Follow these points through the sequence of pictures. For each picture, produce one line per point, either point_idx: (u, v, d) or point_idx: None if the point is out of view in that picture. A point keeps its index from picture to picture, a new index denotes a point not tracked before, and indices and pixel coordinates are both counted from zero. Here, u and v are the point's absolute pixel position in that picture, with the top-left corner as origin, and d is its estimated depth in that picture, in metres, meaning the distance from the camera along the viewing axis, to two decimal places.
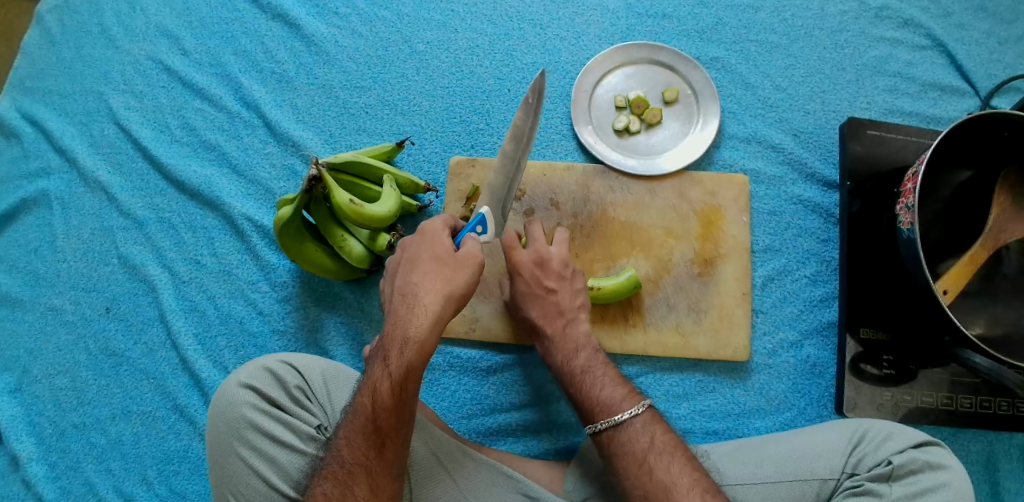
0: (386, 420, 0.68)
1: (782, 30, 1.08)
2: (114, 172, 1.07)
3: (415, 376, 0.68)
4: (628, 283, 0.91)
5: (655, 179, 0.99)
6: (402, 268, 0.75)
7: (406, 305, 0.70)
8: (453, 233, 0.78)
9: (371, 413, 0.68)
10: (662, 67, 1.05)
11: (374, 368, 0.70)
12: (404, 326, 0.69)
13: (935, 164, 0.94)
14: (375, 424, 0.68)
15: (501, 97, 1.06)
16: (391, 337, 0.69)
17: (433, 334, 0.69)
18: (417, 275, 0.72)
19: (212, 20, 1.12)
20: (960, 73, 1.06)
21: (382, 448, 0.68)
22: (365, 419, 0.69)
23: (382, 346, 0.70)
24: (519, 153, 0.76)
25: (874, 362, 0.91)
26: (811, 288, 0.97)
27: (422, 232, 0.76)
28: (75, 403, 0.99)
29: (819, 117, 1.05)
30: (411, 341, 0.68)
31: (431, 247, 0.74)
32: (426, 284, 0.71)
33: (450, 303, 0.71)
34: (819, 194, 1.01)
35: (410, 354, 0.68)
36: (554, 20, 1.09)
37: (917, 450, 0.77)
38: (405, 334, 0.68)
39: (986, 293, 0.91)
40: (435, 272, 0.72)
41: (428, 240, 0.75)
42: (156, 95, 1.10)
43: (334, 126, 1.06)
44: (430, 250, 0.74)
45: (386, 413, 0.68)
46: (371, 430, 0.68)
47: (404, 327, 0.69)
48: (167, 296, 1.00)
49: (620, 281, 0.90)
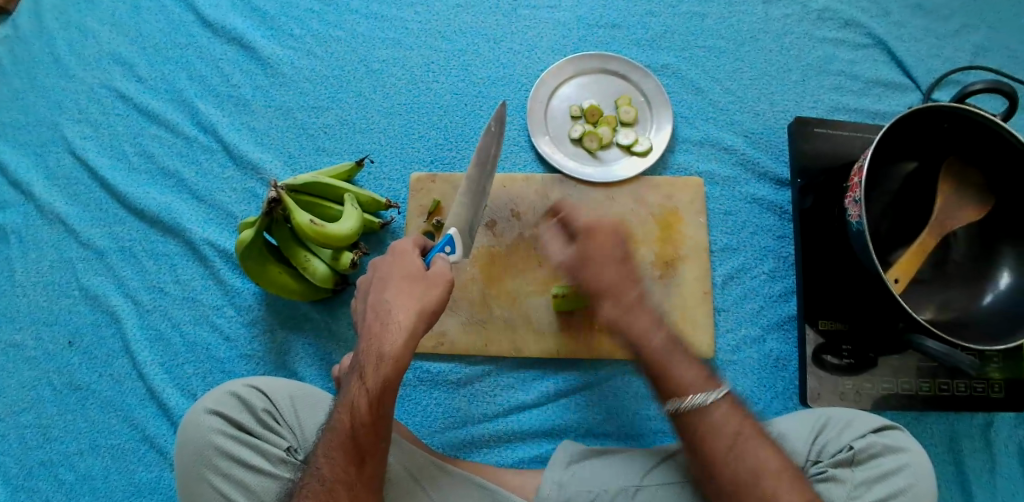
0: (364, 437, 0.68)
1: (729, 35, 1.11)
2: (72, 202, 1.06)
3: (391, 390, 0.69)
4: None
5: (613, 185, 1.01)
6: (374, 286, 0.75)
7: (379, 322, 0.71)
8: (424, 252, 0.79)
9: (350, 430, 0.69)
10: (615, 76, 1.07)
11: (350, 385, 0.71)
12: (379, 342, 0.70)
13: (880, 158, 0.97)
14: (353, 440, 0.68)
15: (458, 112, 1.08)
16: (366, 353, 0.70)
17: (407, 349, 0.70)
18: (387, 293, 0.72)
19: (166, 45, 1.12)
20: (901, 69, 1.10)
21: (361, 466, 0.68)
22: (343, 436, 0.69)
23: (358, 362, 0.71)
24: (484, 179, 0.78)
25: (834, 352, 0.94)
26: (770, 284, 1.00)
27: (392, 251, 0.76)
28: (41, 440, 0.97)
29: (768, 118, 1.08)
30: (387, 356, 0.69)
31: (401, 266, 0.74)
32: (397, 302, 0.71)
33: (424, 319, 0.71)
34: (772, 192, 1.04)
35: (386, 369, 0.69)
36: (507, 34, 1.11)
37: (877, 435, 0.80)
38: (380, 350, 0.69)
39: (936, 280, 0.94)
40: (402, 288, 0.72)
41: (397, 258, 0.75)
42: (112, 123, 1.09)
43: (293, 147, 1.06)
44: (397, 269, 0.74)
45: (364, 427, 0.68)
46: (349, 447, 0.68)
47: (379, 342, 0.70)
48: (131, 326, 0.99)
49: (586, 286, 0.92)
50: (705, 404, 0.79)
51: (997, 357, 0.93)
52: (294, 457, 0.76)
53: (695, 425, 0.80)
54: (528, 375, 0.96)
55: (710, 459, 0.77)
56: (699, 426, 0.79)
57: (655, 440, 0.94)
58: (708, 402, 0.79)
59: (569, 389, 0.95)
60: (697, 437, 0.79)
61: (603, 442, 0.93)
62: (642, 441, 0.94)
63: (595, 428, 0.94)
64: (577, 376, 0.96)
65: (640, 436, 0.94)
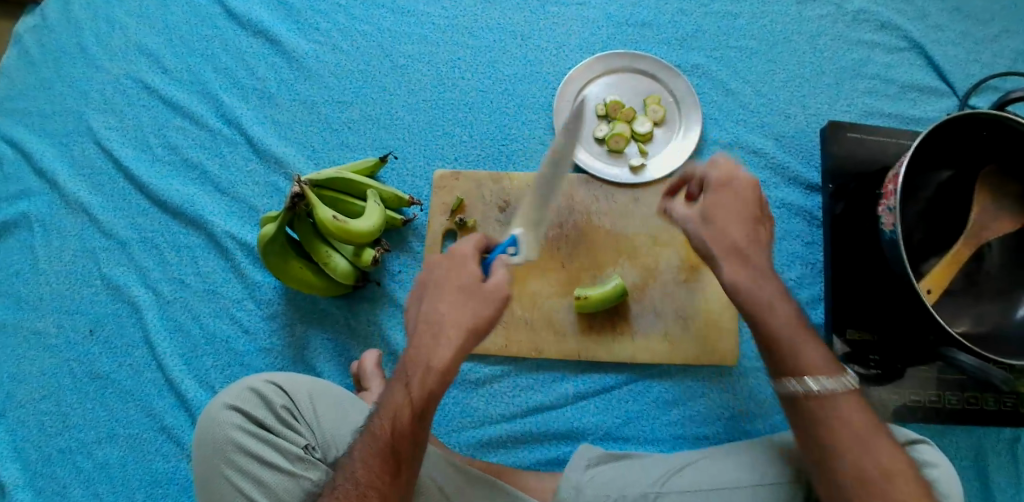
0: (402, 443, 0.68)
1: (761, 36, 1.09)
2: (95, 192, 1.06)
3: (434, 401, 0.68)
4: (615, 291, 0.91)
5: (638, 187, 0.99)
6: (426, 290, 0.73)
7: (431, 334, 0.69)
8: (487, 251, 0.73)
9: (389, 436, 0.68)
10: (644, 75, 1.05)
11: (394, 392, 0.70)
12: (428, 354, 0.68)
13: (916, 166, 0.95)
14: (391, 447, 0.68)
15: (484, 109, 1.06)
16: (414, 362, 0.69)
17: (456, 362, 0.68)
18: (441, 304, 0.70)
19: (193, 36, 1.12)
20: (939, 74, 1.07)
21: (395, 473, 0.68)
22: (381, 441, 0.68)
23: (402, 369, 0.70)
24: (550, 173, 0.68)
25: (861, 362, 0.91)
26: (797, 292, 0.98)
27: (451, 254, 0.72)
28: (61, 428, 0.97)
29: (800, 121, 1.05)
30: (435, 368, 0.68)
31: (457, 276, 0.70)
32: (449, 314, 0.69)
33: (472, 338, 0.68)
34: (801, 198, 1.01)
35: (432, 381, 0.68)
36: (535, 31, 1.09)
37: (906, 450, 0.78)
38: (428, 360, 0.68)
39: (968, 290, 0.92)
40: (455, 300, 0.69)
41: (454, 264, 0.71)
42: (136, 113, 1.09)
43: (316, 142, 1.06)
44: (453, 279, 0.71)
45: (403, 433, 0.68)
46: (387, 453, 0.67)
47: (428, 354, 0.68)
48: (152, 316, 1.00)
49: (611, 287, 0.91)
50: (823, 390, 0.66)
51: None
52: (312, 456, 0.75)
53: (810, 418, 0.67)
54: (548, 377, 0.95)
55: (826, 461, 0.65)
56: (812, 415, 0.67)
57: (675, 446, 0.92)
58: (830, 389, 0.66)
59: (589, 392, 0.94)
60: (805, 423, 0.67)
61: (621, 447, 0.92)
62: (661, 446, 0.92)
63: (613, 432, 0.93)
64: (597, 379, 0.94)
65: (660, 442, 0.92)
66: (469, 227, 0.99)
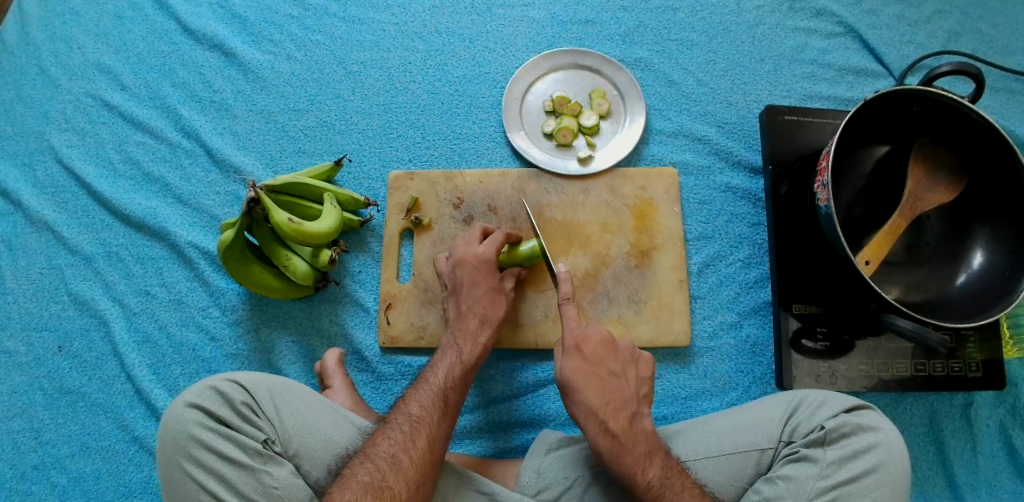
0: (452, 393, 0.81)
1: (700, 27, 1.13)
2: (60, 210, 1.08)
3: (473, 368, 0.86)
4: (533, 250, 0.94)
5: (588, 178, 1.03)
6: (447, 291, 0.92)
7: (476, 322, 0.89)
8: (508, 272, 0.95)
9: (443, 384, 0.82)
10: (588, 71, 1.09)
11: (444, 354, 0.86)
12: (468, 323, 0.89)
13: (850, 144, 0.95)
14: (443, 395, 0.81)
15: (435, 110, 1.10)
16: (461, 329, 0.88)
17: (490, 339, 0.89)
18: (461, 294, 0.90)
19: (149, 53, 1.15)
20: (875, 56, 1.11)
21: (444, 415, 0.79)
22: (437, 386, 0.81)
23: (454, 339, 0.88)
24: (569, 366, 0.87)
25: (810, 336, 0.95)
26: (746, 271, 1.02)
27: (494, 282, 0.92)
28: (33, 444, 0.98)
29: (741, 108, 1.09)
30: (485, 330, 0.88)
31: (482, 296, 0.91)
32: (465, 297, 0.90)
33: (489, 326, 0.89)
34: (745, 181, 1.06)
35: (481, 345, 0.87)
36: (482, 33, 1.13)
37: (849, 414, 0.79)
38: (478, 327, 0.88)
39: (911, 261, 0.93)
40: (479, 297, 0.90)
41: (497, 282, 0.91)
42: (97, 130, 1.11)
43: (274, 150, 1.09)
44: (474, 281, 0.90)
45: (454, 384, 0.82)
46: (439, 398, 0.80)
47: (467, 324, 0.89)
48: (119, 328, 1.01)
49: (526, 250, 0.94)
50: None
51: (976, 335, 0.94)
52: (272, 450, 0.77)
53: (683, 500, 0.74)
54: (507, 367, 0.98)
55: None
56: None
57: None
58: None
59: (548, 379, 0.97)
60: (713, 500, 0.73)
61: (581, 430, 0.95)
62: None
63: None
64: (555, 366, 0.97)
65: None
66: (424, 225, 1.01)
